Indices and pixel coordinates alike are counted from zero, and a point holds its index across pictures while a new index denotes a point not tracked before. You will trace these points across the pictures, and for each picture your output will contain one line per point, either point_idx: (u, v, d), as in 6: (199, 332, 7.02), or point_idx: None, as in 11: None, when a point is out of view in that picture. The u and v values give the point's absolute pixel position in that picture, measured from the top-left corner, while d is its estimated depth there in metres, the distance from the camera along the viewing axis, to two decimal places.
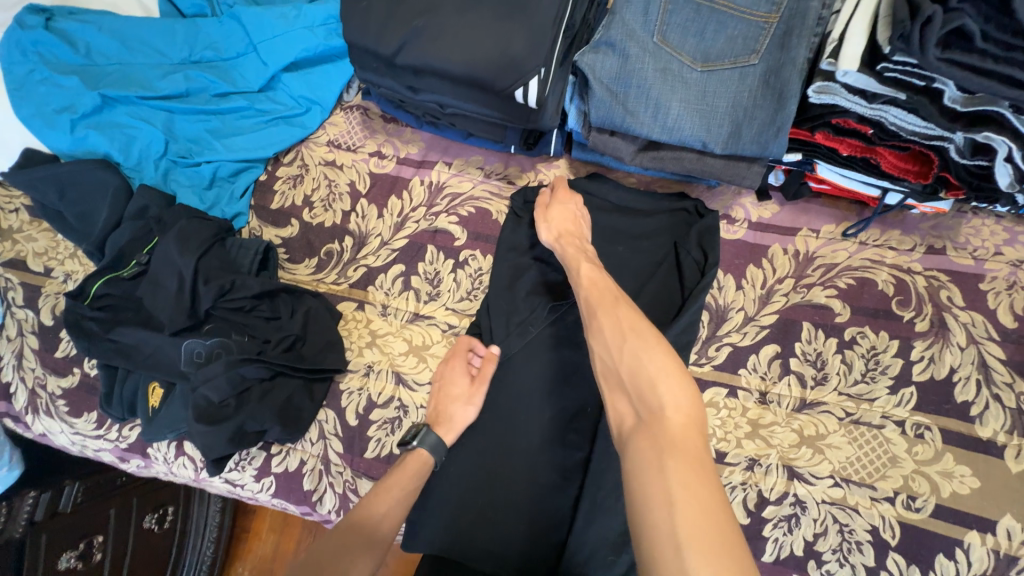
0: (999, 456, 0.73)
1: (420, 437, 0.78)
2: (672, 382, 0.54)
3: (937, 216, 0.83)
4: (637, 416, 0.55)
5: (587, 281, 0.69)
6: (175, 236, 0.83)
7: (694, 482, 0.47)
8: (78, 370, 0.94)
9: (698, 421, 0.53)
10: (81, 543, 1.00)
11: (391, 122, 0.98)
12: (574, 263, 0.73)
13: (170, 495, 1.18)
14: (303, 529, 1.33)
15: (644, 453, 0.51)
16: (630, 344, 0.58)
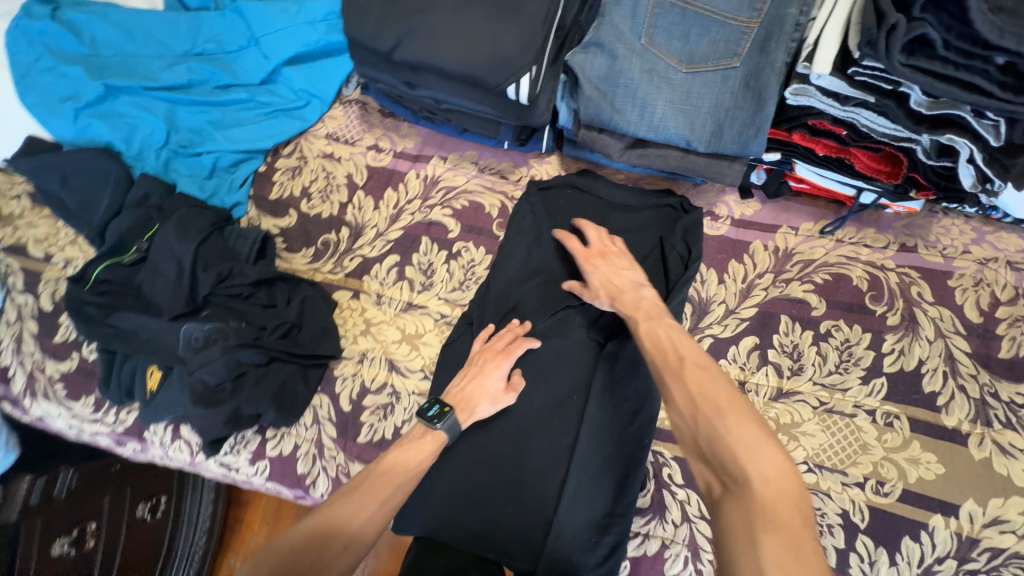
0: (964, 444, 0.77)
1: (443, 420, 0.76)
2: (756, 454, 0.55)
3: (910, 215, 0.86)
4: (724, 486, 0.56)
5: (650, 341, 0.71)
6: (175, 224, 0.85)
7: (792, 563, 0.48)
8: (77, 355, 0.95)
9: (793, 491, 0.53)
10: (74, 530, 1.01)
11: (388, 117, 1.01)
12: (632, 322, 0.75)
13: (161, 485, 1.19)
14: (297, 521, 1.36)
15: (736, 527, 0.52)
16: (705, 414, 0.59)
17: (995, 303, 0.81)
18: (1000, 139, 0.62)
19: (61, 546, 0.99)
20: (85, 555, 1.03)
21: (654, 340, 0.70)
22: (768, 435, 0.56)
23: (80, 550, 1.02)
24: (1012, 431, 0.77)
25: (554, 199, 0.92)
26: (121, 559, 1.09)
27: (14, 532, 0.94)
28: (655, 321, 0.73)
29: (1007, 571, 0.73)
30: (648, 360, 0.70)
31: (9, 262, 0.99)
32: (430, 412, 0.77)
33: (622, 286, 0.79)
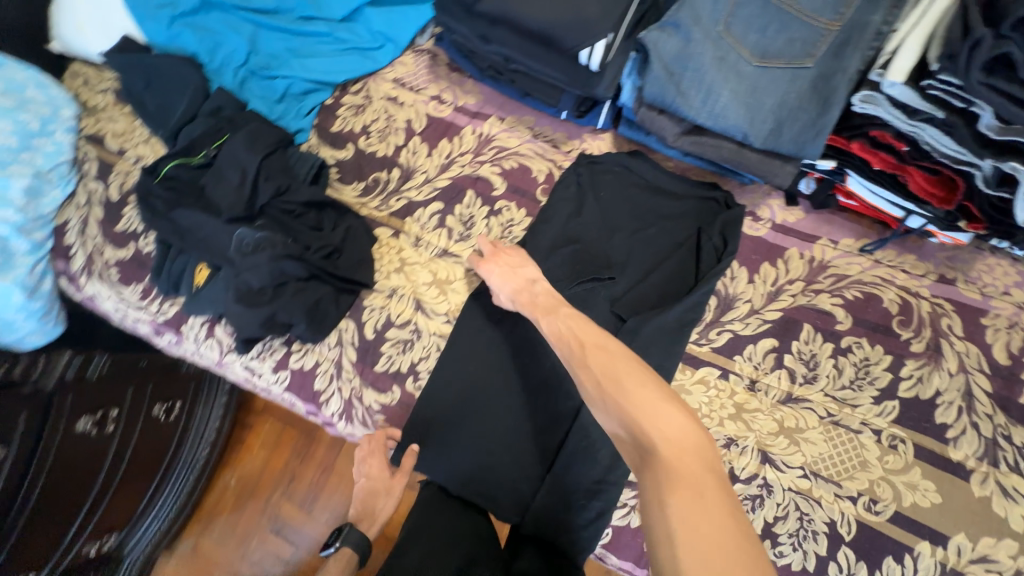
0: (966, 479, 0.77)
1: (342, 535, 0.89)
2: (656, 417, 0.57)
3: (956, 248, 0.86)
4: (637, 453, 0.58)
5: (554, 336, 0.74)
6: (245, 135, 0.90)
7: (695, 512, 0.50)
8: (133, 245, 1.02)
9: (692, 445, 0.56)
10: (98, 411, 1.05)
11: (455, 72, 1.04)
12: (535, 321, 0.78)
13: (179, 391, 1.27)
14: (293, 452, 1.49)
15: (646, 491, 0.54)
16: (609, 394, 0.62)
17: None
18: None
19: (84, 425, 1.03)
20: (103, 438, 1.06)
21: (557, 332, 0.73)
22: (668, 398, 0.60)
23: (100, 433, 1.05)
24: (1018, 475, 0.76)
25: (600, 179, 0.94)
26: (132, 451, 1.15)
27: (47, 403, 0.97)
28: (552, 315, 0.76)
29: None
30: (557, 354, 0.73)
31: (87, 150, 1.07)
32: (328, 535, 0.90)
33: (520, 284, 0.83)
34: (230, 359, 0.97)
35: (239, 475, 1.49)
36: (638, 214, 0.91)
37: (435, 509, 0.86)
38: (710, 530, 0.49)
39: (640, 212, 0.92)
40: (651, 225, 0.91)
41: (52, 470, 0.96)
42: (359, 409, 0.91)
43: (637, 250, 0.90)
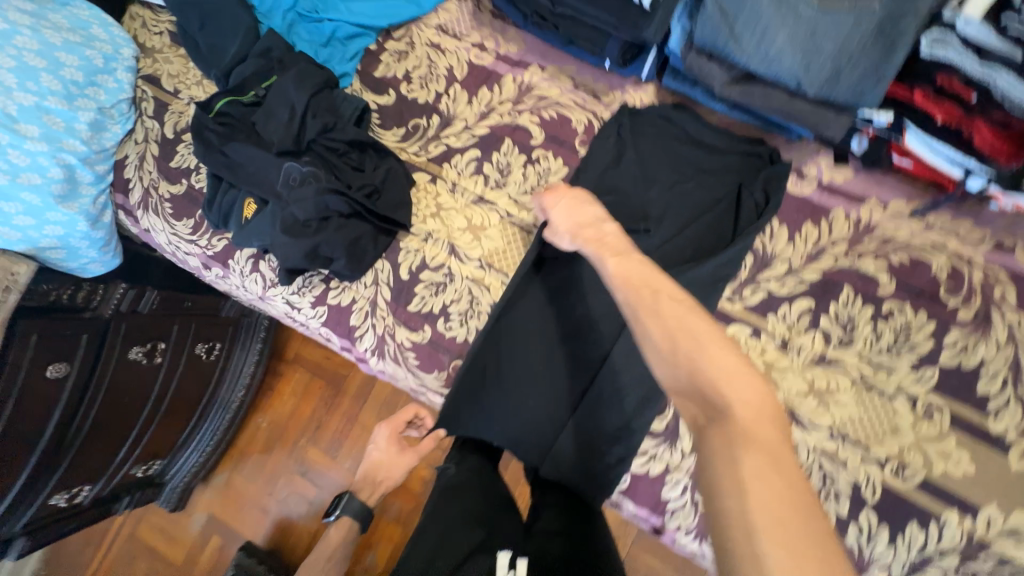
0: (1004, 450, 0.75)
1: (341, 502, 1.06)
2: (734, 380, 0.52)
3: (1017, 215, 0.81)
4: (702, 413, 0.53)
5: (617, 278, 0.65)
6: (294, 74, 0.93)
7: (775, 478, 0.46)
8: (185, 182, 1.07)
9: (769, 412, 0.51)
10: (148, 343, 1.13)
11: (498, 19, 1.03)
12: (598, 259, 0.69)
13: (218, 334, 1.33)
14: (320, 401, 1.55)
15: (716, 450, 0.49)
16: (683, 347, 0.56)
17: None
18: None
19: (135, 353, 1.11)
20: (151, 367, 1.15)
21: (619, 272, 0.65)
22: (748, 365, 0.54)
23: (148, 362, 1.14)
24: None
25: (640, 133, 0.93)
26: (176, 383, 1.24)
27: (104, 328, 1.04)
28: (623, 257, 0.67)
29: None
30: (615, 296, 0.64)
31: (145, 89, 1.12)
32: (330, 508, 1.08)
33: (584, 221, 0.74)
34: (272, 293, 1.01)
35: (270, 420, 1.57)
36: (678, 167, 0.90)
37: (452, 493, 0.83)
38: (783, 494, 0.45)
39: (681, 165, 0.90)
40: (691, 179, 0.89)
41: (101, 405, 1.06)
42: (392, 346, 0.94)
43: (675, 203, 0.89)
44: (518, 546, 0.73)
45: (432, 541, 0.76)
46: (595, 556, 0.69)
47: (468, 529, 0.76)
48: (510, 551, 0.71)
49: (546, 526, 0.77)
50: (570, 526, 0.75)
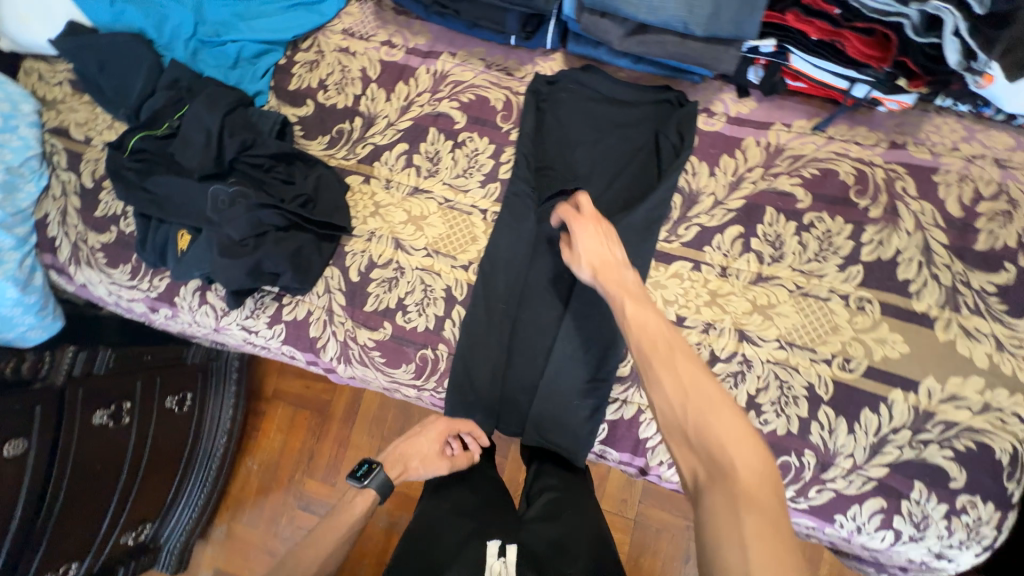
0: (931, 326, 0.81)
1: (370, 476, 0.90)
2: (739, 446, 0.59)
3: (903, 114, 0.89)
4: (705, 468, 0.60)
5: (634, 324, 0.71)
6: (204, 99, 0.92)
7: (773, 539, 0.52)
8: (115, 228, 1.04)
9: (768, 480, 0.57)
10: (113, 405, 1.08)
11: (402, 15, 1.05)
12: (617, 301, 0.74)
13: (189, 383, 1.29)
14: (309, 431, 1.54)
15: (721, 506, 0.55)
16: (694, 405, 0.62)
17: (977, 198, 0.84)
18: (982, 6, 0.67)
19: (100, 418, 1.06)
20: (121, 430, 1.10)
21: (633, 320, 0.71)
22: (750, 435, 0.60)
23: (117, 424, 1.09)
24: (978, 316, 0.81)
25: (556, 98, 0.96)
26: (152, 442, 1.18)
27: (59, 397, 1.00)
28: (641, 303, 0.73)
29: (957, 441, 0.79)
30: (629, 343, 0.70)
31: (55, 143, 1.09)
32: (359, 472, 0.91)
33: (599, 261, 0.78)
34: (226, 322, 1.00)
35: (261, 462, 1.54)
36: (596, 125, 0.94)
37: (447, 486, 0.91)
38: (780, 553, 0.51)
39: (600, 123, 0.94)
40: (611, 135, 0.93)
41: (73, 475, 1.00)
42: (355, 349, 0.94)
43: (600, 160, 0.93)
44: (509, 533, 0.82)
45: (425, 522, 0.84)
46: (586, 545, 0.79)
47: (463, 518, 0.84)
48: (500, 539, 0.80)
49: (536, 511, 0.86)
50: (559, 509, 0.84)
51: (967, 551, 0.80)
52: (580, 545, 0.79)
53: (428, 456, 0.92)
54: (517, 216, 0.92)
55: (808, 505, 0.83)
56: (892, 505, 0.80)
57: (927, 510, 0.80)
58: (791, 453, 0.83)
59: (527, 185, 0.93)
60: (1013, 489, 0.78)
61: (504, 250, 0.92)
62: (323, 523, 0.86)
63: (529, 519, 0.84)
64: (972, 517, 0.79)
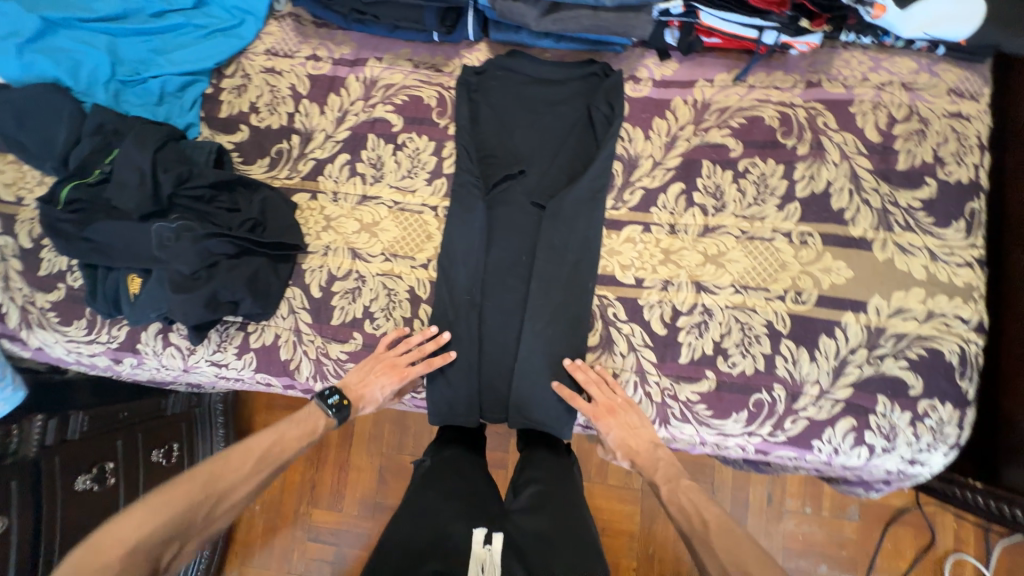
0: (869, 248, 0.86)
1: (338, 411, 0.87)
2: None
3: (814, 54, 0.93)
4: None
5: (673, 506, 0.80)
6: (132, 138, 0.90)
7: None
8: (63, 285, 1.01)
9: None
10: (94, 468, 1.06)
11: (323, 28, 1.05)
12: (653, 487, 0.84)
13: (172, 435, 1.27)
14: (305, 463, 1.49)
15: None
16: (736, 575, 0.68)
17: (892, 122, 0.89)
18: None
19: (83, 482, 1.04)
20: (107, 491, 1.09)
21: (678, 485, 0.82)
22: None
23: (102, 487, 1.08)
24: (910, 232, 0.86)
25: (487, 85, 0.98)
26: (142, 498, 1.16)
27: (35, 470, 0.97)
28: (677, 484, 0.82)
29: (910, 351, 0.84)
30: (676, 527, 0.79)
31: None
32: (329, 400, 0.87)
33: (641, 443, 0.86)
34: (194, 360, 0.98)
35: (261, 505, 1.48)
36: (531, 108, 0.97)
37: (436, 474, 0.90)
38: None
39: (534, 106, 0.97)
40: (547, 115, 0.96)
41: (63, 540, 1.00)
42: (329, 364, 0.94)
43: (539, 141, 0.95)
44: (494, 522, 0.83)
45: (416, 505, 0.84)
46: (570, 544, 0.79)
47: (451, 505, 0.84)
48: (485, 528, 0.80)
49: (522, 502, 0.86)
50: (546, 501, 0.86)
51: (937, 452, 0.85)
52: (566, 540, 0.79)
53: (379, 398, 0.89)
54: (466, 208, 0.93)
55: (787, 437, 0.87)
56: (862, 422, 0.85)
57: (894, 420, 0.84)
58: (763, 389, 0.86)
59: (471, 174, 0.93)
60: (967, 387, 0.84)
61: (460, 239, 0.93)
62: (284, 427, 0.86)
63: (515, 510, 0.85)
64: (935, 419, 0.84)
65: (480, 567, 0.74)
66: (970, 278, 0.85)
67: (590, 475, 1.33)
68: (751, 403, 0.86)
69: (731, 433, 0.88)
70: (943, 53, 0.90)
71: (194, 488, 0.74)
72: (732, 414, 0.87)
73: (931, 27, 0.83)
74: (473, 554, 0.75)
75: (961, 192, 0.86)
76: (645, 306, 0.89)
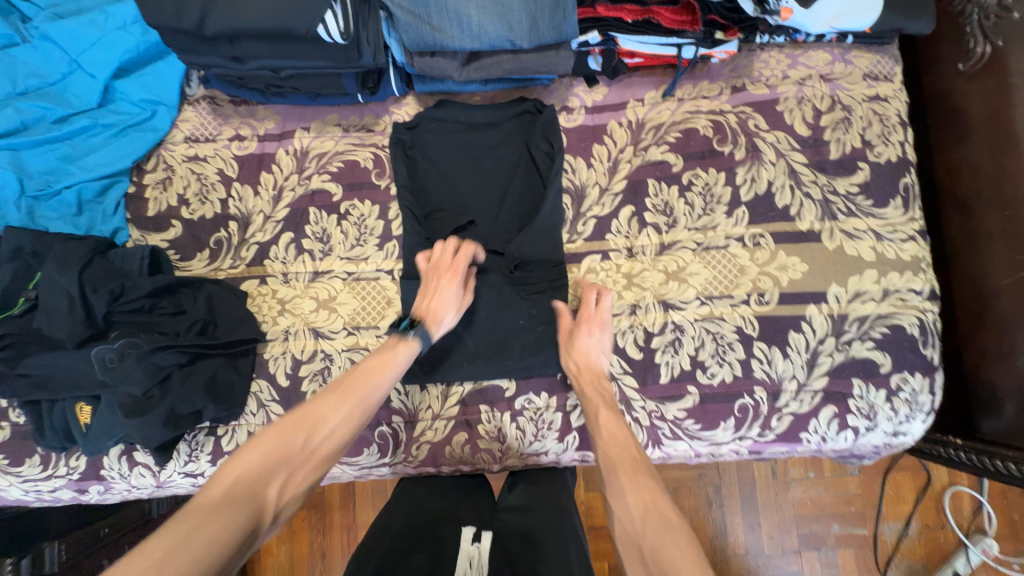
0: (818, 240, 0.89)
1: (414, 329, 0.82)
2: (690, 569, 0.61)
3: (733, 59, 0.95)
4: None
5: (608, 436, 0.79)
6: (53, 259, 0.84)
7: None
8: (7, 423, 0.94)
9: None
10: None
11: (241, 105, 1.01)
12: (591, 408, 0.82)
13: None
14: (311, 530, 1.43)
15: None
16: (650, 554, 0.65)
17: (818, 114, 0.92)
18: None
19: None
20: None
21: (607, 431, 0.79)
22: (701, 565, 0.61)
23: None
24: (853, 218, 0.89)
25: (421, 140, 0.96)
26: None
27: None
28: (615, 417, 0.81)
29: (874, 331, 0.87)
30: (599, 450, 0.79)
31: None
32: (402, 325, 0.83)
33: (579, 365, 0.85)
34: (166, 475, 0.92)
35: None
36: (469, 155, 0.96)
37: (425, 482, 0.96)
38: None
39: (472, 153, 0.96)
40: (486, 161, 0.95)
41: None
42: None
43: (481, 187, 0.94)
44: (484, 524, 0.87)
45: (409, 505, 0.90)
46: (552, 536, 0.81)
47: (446, 509, 0.89)
48: (474, 528, 0.85)
49: (512, 502, 0.91)
50: (535, 503, 0.89)
51: (916, 421, 0.88)
52: (548, 536, 0.81)
53: (452, 301, 0.85)
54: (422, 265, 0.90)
55: (776, 435, 0.88)
56: (843, 407, 0.87)
57: (872, 400, 0.87)
58: (745, 394, 0.87)
59: (421, 236, 0.91)
60: (932, 354, 0.87)
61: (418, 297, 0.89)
62: (365, 361, 0.80)
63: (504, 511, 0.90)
64: (908, 392, 0.87)
65: (468, 562, 0.78)
66: (916, 251, 0.88)
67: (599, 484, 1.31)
68: (735, 410, 0.87)
69: (722, 441, 0.89)
70: (852, 40, 0.93)
71: (291, 431, 0.69)
72: (720, 423, 0.87)
73: (837, 21, 0.85)
74: (461, 551, 0.80)
75: (893, 170, 0.90)
76: (617, 333, 0.89)
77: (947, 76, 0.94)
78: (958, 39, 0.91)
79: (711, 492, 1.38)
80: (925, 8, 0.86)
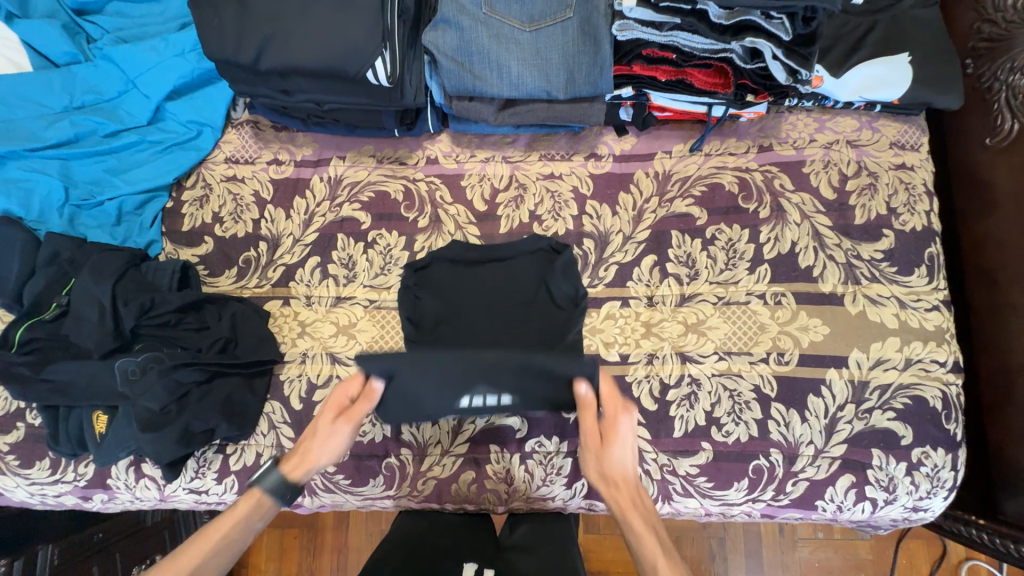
0: (840, 303, 0.88)
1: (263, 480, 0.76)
2: None
3: (761, 119, 0.98)
4: None
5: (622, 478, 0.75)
6: (89, 270, 0.86)
7: None
8: (22, 424, 0.94)
9: None
10: None
11: (282, 131, 1.05)
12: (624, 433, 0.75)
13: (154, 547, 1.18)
14: (303, 550, 1.40)
15: None
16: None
17: (844, 179, 0.93)
18: (787, 33, 0.77)
19: None
20: None
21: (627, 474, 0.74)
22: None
23: None
24: (877, 283, 0.89)
25: (436, 281, 0.94)
26: None
27: None
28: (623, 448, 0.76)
29: (896, 401, 0.85)
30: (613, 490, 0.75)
31: None
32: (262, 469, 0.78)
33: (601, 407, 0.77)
34: (171, 490, 0.91)
35: None
36: (480, 291, 0.92)
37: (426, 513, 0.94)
38: None
39: (513, 363, 0.75)
40: (499, 291, 0.92)
41: None
42: (316, 477, 0.91)
43: (525, 394, 0.79)
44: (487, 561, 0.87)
45: (411, 539, 0.89)
46: None
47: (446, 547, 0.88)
48: (477, 564, 0.85)
49: (516, 542, 0.90)
50: (539, 544, 0.88)
51: (937, 498, 0.85)
52: None
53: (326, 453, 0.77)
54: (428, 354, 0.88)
55: (790, 500, 0.86)
56: (861, 477, 0.85)
57: (891, 472, 0.84)
58: (760, 455, 0.85)
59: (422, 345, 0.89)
60: (955, 429, 0.85)
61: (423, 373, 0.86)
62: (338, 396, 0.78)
63: (508, 550, 0.89)
64: (930, 466, 0.84)
65: None
66: (939, 321, 0.87)
67: (600, 526, 1.28)
68: (750, 471, 0.85)
69: (734, 501, 0.87)
70: (880, 110, 0.95)
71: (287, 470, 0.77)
72: (734, 483, 0.86)
73: (866, 91, 0.88)
74: None
75: (918, 239, 0.90)
76: (633, 382, 0.89)
77: (972, 149, 0.95)
78: (986, 114, 0.93)
79: (716, 545, 1.33)
80: (954, 84, 0.88)
